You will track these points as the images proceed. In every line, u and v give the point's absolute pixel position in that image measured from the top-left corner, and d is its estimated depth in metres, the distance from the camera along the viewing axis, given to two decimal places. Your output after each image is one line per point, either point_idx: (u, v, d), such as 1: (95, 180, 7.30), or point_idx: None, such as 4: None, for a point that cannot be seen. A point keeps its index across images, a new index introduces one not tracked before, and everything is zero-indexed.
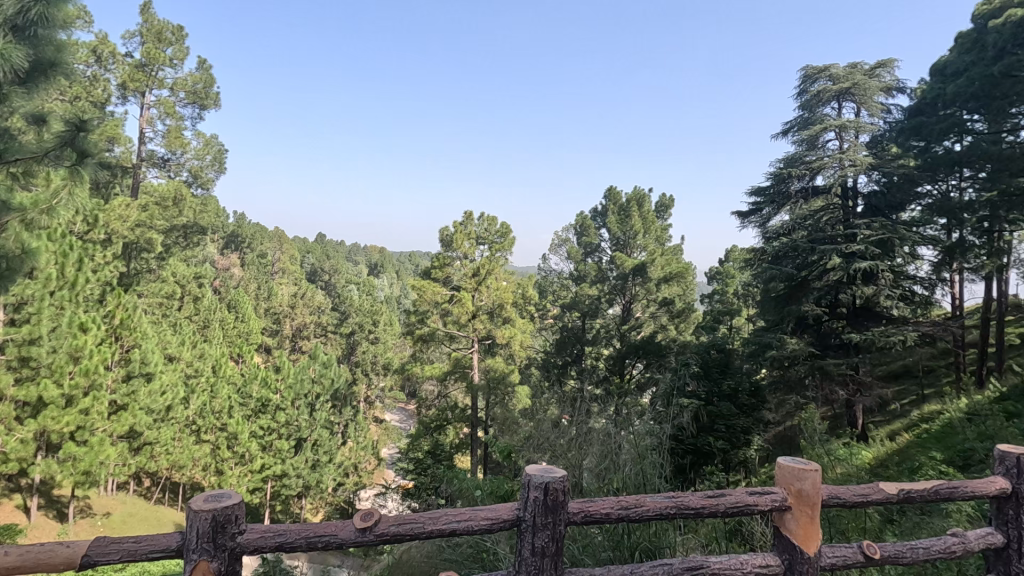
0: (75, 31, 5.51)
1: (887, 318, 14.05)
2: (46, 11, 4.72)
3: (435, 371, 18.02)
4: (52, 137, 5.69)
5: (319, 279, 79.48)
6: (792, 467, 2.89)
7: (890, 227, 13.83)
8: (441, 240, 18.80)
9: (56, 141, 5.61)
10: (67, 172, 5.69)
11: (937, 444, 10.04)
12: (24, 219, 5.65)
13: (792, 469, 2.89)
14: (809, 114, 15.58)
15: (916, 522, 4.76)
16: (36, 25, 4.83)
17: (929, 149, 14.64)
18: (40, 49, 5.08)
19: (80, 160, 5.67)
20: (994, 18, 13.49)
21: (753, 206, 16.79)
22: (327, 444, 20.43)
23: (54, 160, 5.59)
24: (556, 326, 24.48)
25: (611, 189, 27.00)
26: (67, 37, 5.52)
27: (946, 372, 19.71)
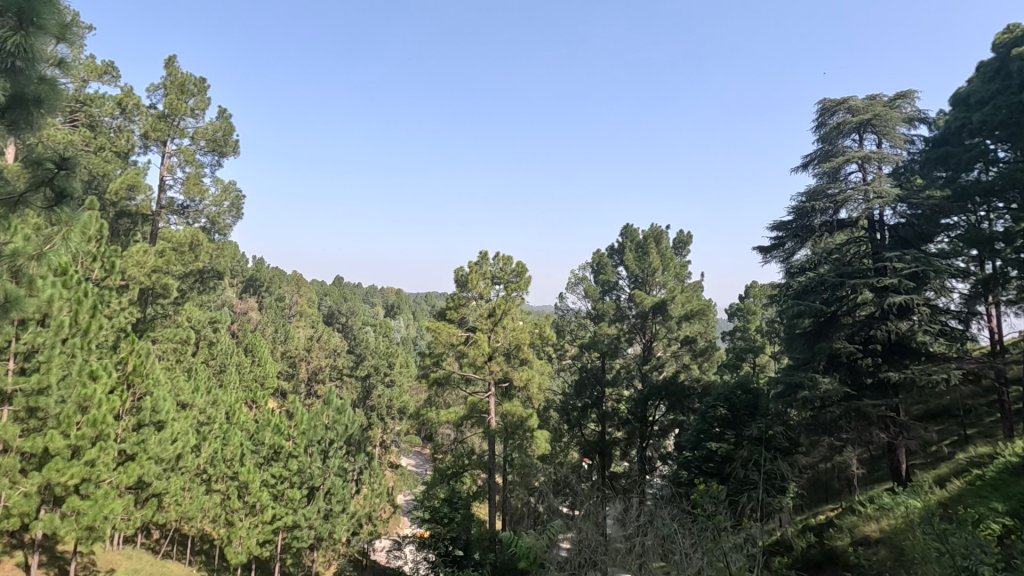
0: (56, 66, 5.60)
1: (925, 355, 13.33)
2: (25, 42, 4.77)
3: (451, 416, 17.39)
4: (26, 179, 5.81)
5: (336, 322, 80.07)
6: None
7: (922, 260, 13.26)
8: (456, 281, 18.61)
9: (31, 181, 5.76)
10: (46, 212, 5.88)
11: (997, 494, 9.20)
12: (12, 265, 5.68)
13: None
14: (829, 146, 15.32)
15: None
16: (16, 57, 4.89)
17: (957, 179, 14.24)
18: (18, 81, 5.12)
19: (57, 201, 5.88)
20: (1017, 47, 13.34)
21: (775, 241, 16.29)
22: (340, 493, 19.84)
23: (33, 201, 5.76)
24: (575, 367, 23.82)
25: (627, 226, 26.94)
26: (50, 73, 5.59)
27: (989, 410, 18.67)
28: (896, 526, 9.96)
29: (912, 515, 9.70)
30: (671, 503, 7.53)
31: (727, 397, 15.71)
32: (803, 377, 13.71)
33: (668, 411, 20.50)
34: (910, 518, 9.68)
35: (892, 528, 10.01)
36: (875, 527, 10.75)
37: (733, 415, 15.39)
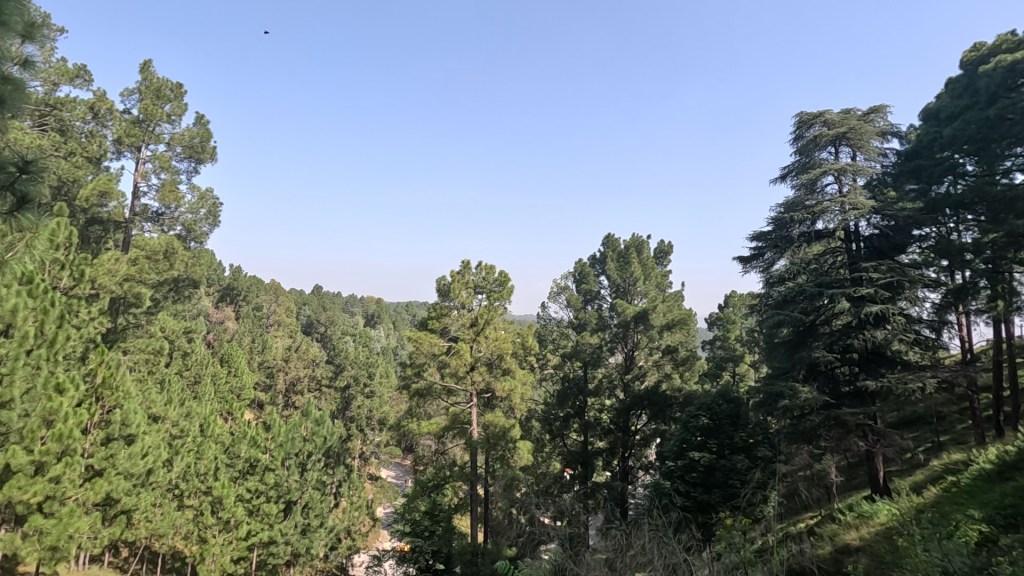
0: (23, 67, 5.43)
1: (901, 364, 13.55)
2: None
3: (433, 427, 17.12)
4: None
5: (314, 331, 78.96)
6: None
7: (897, 270, 13.56)
8: (438, 290, 18.47)
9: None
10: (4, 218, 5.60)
11: (972, 501, 9.36)
12: None
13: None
14: (806, 159, 15.63)
15: None
16: None
17: (928, 192, 14.63)
18: None
19: (18, 207, 5.60)
20: (983, 65, 13.79)
21: (755, 251, 16.48)
22: (318, 508, 19.64)
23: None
24: (557, 377, 23.72)
25: (608, 236, 27.20)
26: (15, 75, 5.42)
27: (961, 417, 19.15)
28: (877, 535, 10.04)
29: (893, 522, 9.78)
30: (656, 516, 7.38)
31: (709, 407, 16.04)
32: (784, 385, 13.79)
33: (650, 420, 20.59)
34: (891, 526, 9.76)
35: (873, 536, 10.09)
36: (856, 535, 10.84)
37: (716, 424, 15.61)
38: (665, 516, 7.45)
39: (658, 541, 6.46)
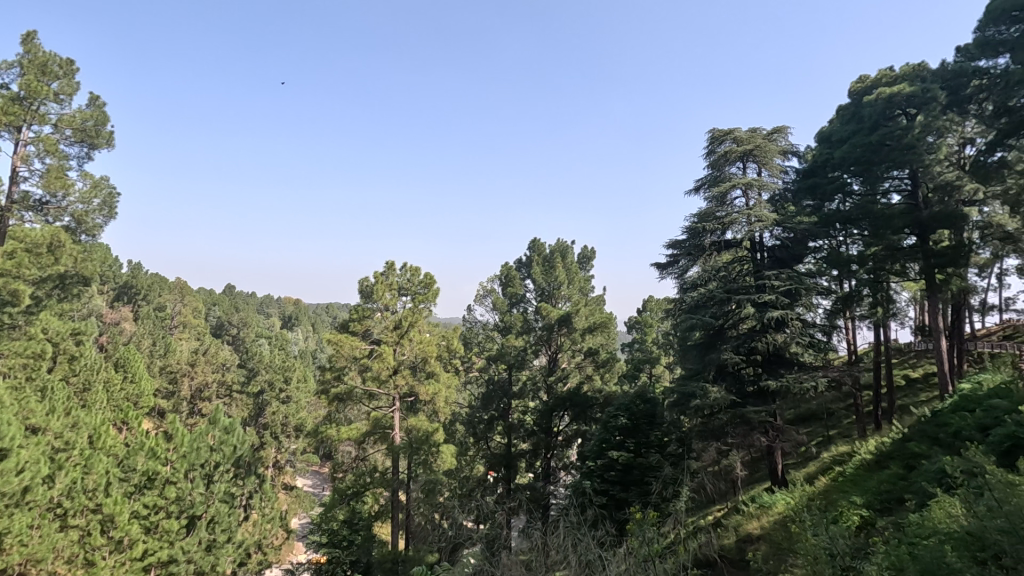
0: None
1: (797, 365, 14.74)
2: None
3: (353, 433, 16.56)
4: None
5: (225, 334, 74.24)
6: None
7: (795, 278, 14.78)
8: (361, 292, 17.94)
9: None
10: None
11: (855, 488, 10.35)
12: None
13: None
14: (717, 173, 16.67)
15: None
16: None
17: (822, 208, 16.06)
18: None
19: None
20: (867, 96, 15.35)
21: (671, 258, 17.35)
22: (225, 522, 18.69)
23: None
24: (482, 379, 23.76)
25: (534, 240, 27.63)
26: None
27: (847, 413, 21.15)
28: (775, 523, 10.85)
29: (789, 511, 10.60)
30: (574, 515, 7.57)
31: (628, 407, 16.68)
32: (696, 387, 14.56)
33: (572, 421, 21.13)
34: (787, 515, 10.58)
35: (772, 525, 10.89)
36: (757, 524, 11.66)
37: (634, 423, 16.31)
38: (583, 516, 7.64)
39: (576, 540, 6.60)
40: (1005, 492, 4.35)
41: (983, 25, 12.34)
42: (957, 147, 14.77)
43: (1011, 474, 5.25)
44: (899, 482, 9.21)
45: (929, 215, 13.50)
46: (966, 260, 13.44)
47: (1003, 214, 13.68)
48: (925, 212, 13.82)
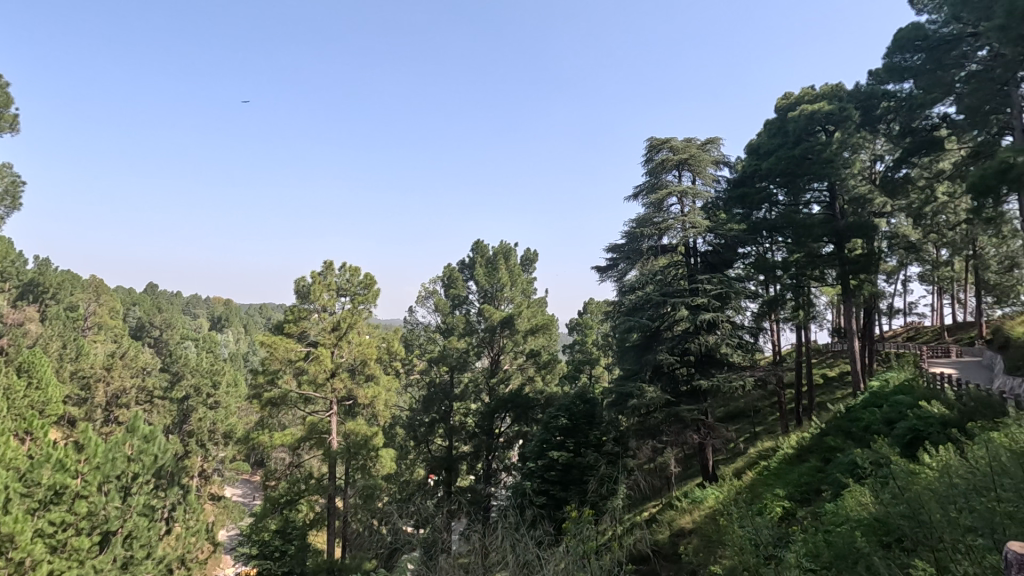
0: None
1: (727, 365, 15.49)
2: None
3: (287, 439, 15.92)
4: None
5: (146, 336, 69.53)
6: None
7: (726, 283, 15.55)
8: (296, 292, 17.26)
9: None
10: None
11: (778, 481, 10.98)
12: None
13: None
14: (655, 180, 17.26)
15: None
16: None
17: (750, 216, 16.97)
18: None
19: None
20: (791, 112, 16.37)
21: (611, 262, 17.81)
22: (144, 537, 17.52)
23: None
24: (423, 382, 23.47)
25: (477, 242, 27.58)
26: None
27: (771, 410, 22.43)
28: (706, 517, 11.32)
29: (718, 505, 11.10)
30: (514, 516, 7.60)
31: (568, 408, 16.98)
32: (633, 387, 15.00)
33: (513, 423, 21.27)
34: (716, 508, 11.08)
35: (702, 518, 11.38)
36: (689, 519, 12.14)
37: (574, 423, 16.63)
38: (523, 517, 7.67)
39: (515, 542, 6.62)
40: (906, 481, 4.76)
41: (891, 51, 13.34)
42: (869, 163, 16.03)
43: (912, 463, 5.75)
44: (817, 474, 9.85)
45: (845, 225, 14.54)
46: (876, 267, 14.61)
47: (907, 226, 14.97)
48: (841, 223, 14.89)
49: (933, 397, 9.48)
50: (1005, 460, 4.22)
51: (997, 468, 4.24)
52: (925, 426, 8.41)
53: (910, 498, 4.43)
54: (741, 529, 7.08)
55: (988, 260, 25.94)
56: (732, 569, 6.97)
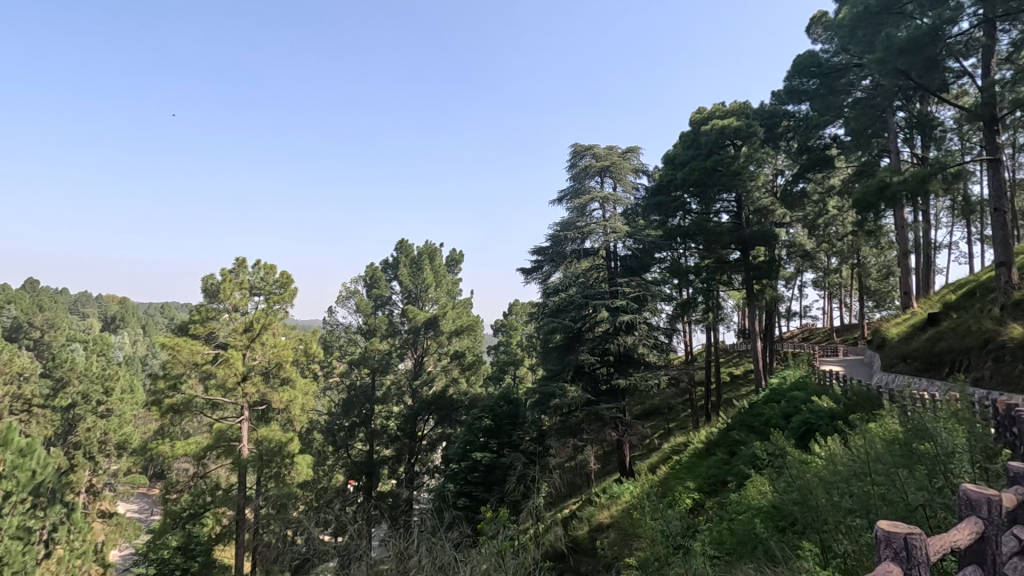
0: None
1: (643, 365, 16.16)
2: None
3: (191, 448, 14.82)
4: None
5: (23, 337, 62.23)
6: (965, 493, 2.64)
7: (643, 286, 16.25)
8: (204, 290, 16.11)
9: None
10: None
11: (689, 474, 11.62)
12: None
13: (971, 495, 2.62)
14: (578, 185, 17.74)
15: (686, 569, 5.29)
16: None
17: (666, 222, 17.81)
18: None
19: None
20: (703, 126, 17.38)
21: (535, 264, 18.08)
22: (17, 563, 15.63)
23: None
24: (343, 385, 22.69)
25: (401, 241, 27.07)
26: None
27: (683, 407, 23.71)
28: (622, 512, 11.74)
29: (633, 499, 11.56)
30: (434, 518, 7.53)
31: (492, 408, 17.11)
32: (555, 387, 15.31)
33: (436, 425, 21.08)
34: (632, 502, 11.54)
35: (619, 513, 11.81)
36: (607, 514, 12.57)
37: (497, 424, 16.75)
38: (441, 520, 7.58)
39: (430, 545, 6.56)
40: (798, 470, 5.18)
41: (791, 75, 14.39)
42: (771, 176, 17.34)
43: (803, 453, 6.27)
44: (724, 466, 10.50)
45: (749, 233, 15.63)
46: (776, 273, 15.84)
47: (803, 236, 16.35)
48: (746, 231, 15.99)
49: (822, 392, 10.40)
50: (879, 448, 4.68)
51: (872, 455, 4.70)
52: (816, 419, 9.22)
53: (800, 485, 4.81)
54: (656, 521, 7.40)
55: (869, 268, 28.96)
56: (645, 559, 7.27)
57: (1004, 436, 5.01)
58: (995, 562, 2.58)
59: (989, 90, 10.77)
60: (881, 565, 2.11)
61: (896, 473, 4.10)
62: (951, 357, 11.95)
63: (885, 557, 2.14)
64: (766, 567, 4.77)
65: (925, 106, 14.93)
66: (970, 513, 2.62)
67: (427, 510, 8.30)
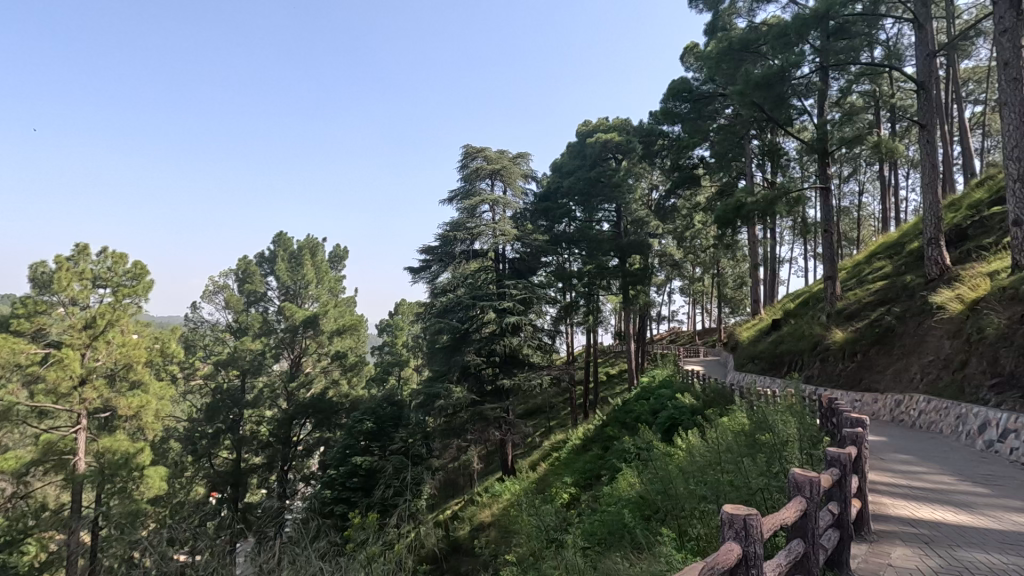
0: None
1: (527, 365, 16.62)
2: None
3: (10, 464, 12.62)
4: None
5: None
6: (794, 476, 3.03)
7: (530, 288, 16.73)
8: (33, 280, 13.85)
9: None
10: None
11: (567, 469, 12.15)
12: None
13: (798, 478, 3.00)
14: (469, 186, 17.82)
15: (560, 562, 5.46)
16: None
17: (553, 228, 18.45)
18: None
19: None
20: (589, 138, 18.30)
21: (423, 264, 17.87)
22: None
23: None
24: (207, 389, 20.72)
25: (279, 234, 25.37)
26: None
27: (564, 406, 24.78)
28: (502, 510, 11.95)
29: (513, 498, 11.84)
30: (303, 529, 7.09)
31: (374, 411, 16.82)
32: (440, 387, 15.22)
33: (314, 429, 20.01)
34: (512, 500, 11.81)
35: (499, 511, 12.02)
36: (488, 513, 12.74)
37: (379, 427, 16.45)
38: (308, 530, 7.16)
39: (295, 556, 6.20)
40: (662, 463, 5.61)
41: (667, 98, 15.63)
42: (647, 190, 18.70)
43: (667, 447, 6.81)
44: (598, 461, 11.10)
45: (626, 242, 16.75)
46: (648, 280, 17.15)
47: (672, 247, 17.80)
48: (624, 240, 17.10)
49: (685, 390, 11.42)
50: (729, 440, 5.22)
51: (722, 446, 5.24)
52: (679, 414, 10.08)
53: (663, 476, 5.23)
54: (534, 516, 7.60)
55: (726, 279, 32.35)
56: (522, 555, 7.46)
57: (825, 427, 5.83)
58: (814, 534, 2.98)
59: (822, 129, 12.53)
60: (725, 544, 2.35)
61: (741, 461, 4.60)
62: (789, 357, 13.68)
63: (728, 536, 2.38)
64: (632, 554, 5.12)
65: (774, 138, 17.02)
66: (796, 493, 3.01)
67: (297, 521, 7.81)
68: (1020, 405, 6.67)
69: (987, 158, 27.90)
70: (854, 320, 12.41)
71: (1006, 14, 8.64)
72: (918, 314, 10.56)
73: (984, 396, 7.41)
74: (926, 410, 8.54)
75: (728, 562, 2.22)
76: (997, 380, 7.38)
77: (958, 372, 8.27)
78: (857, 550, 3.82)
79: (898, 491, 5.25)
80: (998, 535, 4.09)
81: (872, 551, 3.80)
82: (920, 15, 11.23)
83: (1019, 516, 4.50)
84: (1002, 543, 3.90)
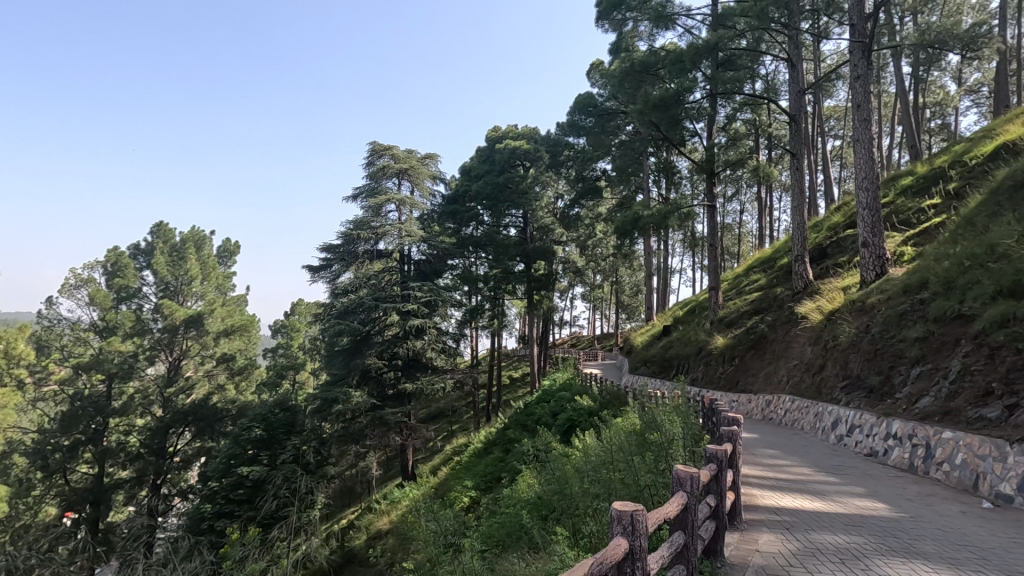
0: None
1: (430, 368, 16.43)
2: None
3: None
4: None
5: None
6: (677, 473, 3.24)
7: (435, 291, 16.57)
8: None
9: None
10: None
11: (467, 472, 12.16)
12: None
13: (680, 474, 3.22)
14: (374, 184, 17.33)
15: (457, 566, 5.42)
16: None
17: (460, 231, 18.40)
18: None
19: None
20: (498, 144, 18.50)
21: (324, 262, 17.10)
22: None
23: None
24: (63, 395, 18.31)
25: (159, 224, 23.06)
26: None
27: (466, 410, 24.76)
28: (399, 518, 11.72)
29: (411, 505, 11.65)
30: (175, 549, 6.44)
31: (265, 417, 15.72)
32: (338, 392, 14.63)
33: (194, 438, 18.38)
34: (410, 506, 11.63)
35: (398, 517, 11.75)
36: (385, 519, 12.42)
37: (269, 435, 15.38)
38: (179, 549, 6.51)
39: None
40: (560, 463, 5.75)
41: (573, 111, 16.23)
42: (553, 199, 19.25)
43: (564, 448, 7.00)
44: (498, 464, 11.21)
45: (531, 248, 17.13)
46: (552, 286, 17.69)
47: (575, 254, 18.45)
48: (529, 246, 17.48)
49: (583, 392, 11.85)
50: (621, 440, 5.46)
51: (615, 445, 5.47)
52: (577, 416, 10.44)
53: (559, 476, 5.39)
54: (433, 520, 7.49)
55: (623, 287, 34.11)
56: (419, 561, 7.34)
57: (706, 425, 6.31)
58: (692, 526, 3.21)
59: (710, 151, 13.62)
60: (613, 539, 2.46)
61: (631, 459, 4.85)
62: (677, 361, 14.69)
63: (616, 532, 2.49)
64: (528, 554, 5.22)
65: (669, 156, 18.23)
66: (678, 488, 3.22)
67: (168, 539, 7.10)
68: (864, 403, 7.64)
69: (843, 187, 31.78)
70: (733, 327, 13.61)
71: (859, 63, 9.88)
72: (785, 323, 11.78)
73: (836, 396, 8.40)
74: (790, 409, 9.54)
75: (616, 557, 2.33)
76: (847, 381, 8.40)
77: (816, 375, 9.31)
78: (729, 538, 4.18)
79: (765, 483, 5.81)
80: (843, 518, 4.65)
81: (741, 538, 4.17)
82: (793, 55, 12.56)
83: (860, 501, 5.15)
84: (845, 525, 4.44)
